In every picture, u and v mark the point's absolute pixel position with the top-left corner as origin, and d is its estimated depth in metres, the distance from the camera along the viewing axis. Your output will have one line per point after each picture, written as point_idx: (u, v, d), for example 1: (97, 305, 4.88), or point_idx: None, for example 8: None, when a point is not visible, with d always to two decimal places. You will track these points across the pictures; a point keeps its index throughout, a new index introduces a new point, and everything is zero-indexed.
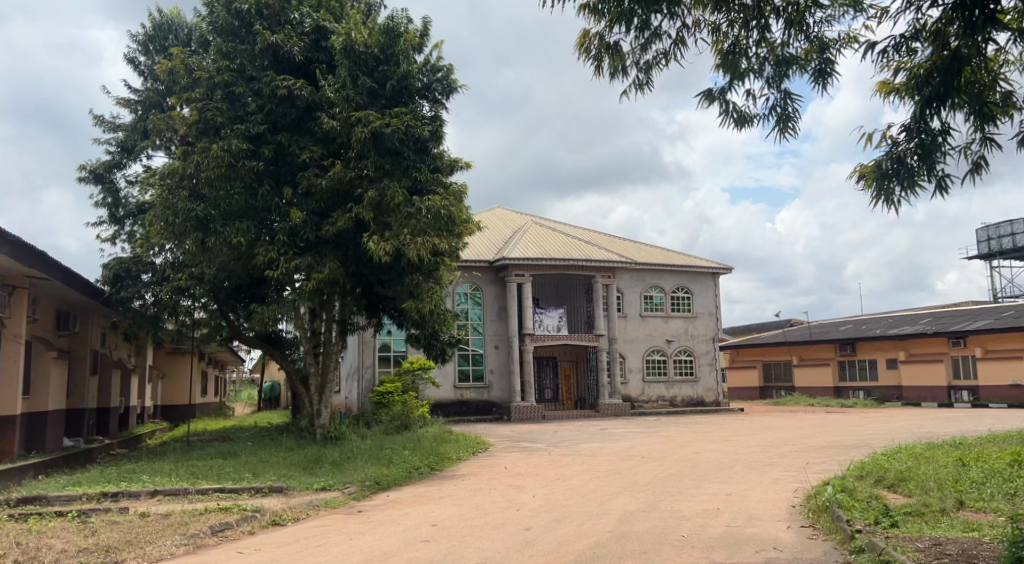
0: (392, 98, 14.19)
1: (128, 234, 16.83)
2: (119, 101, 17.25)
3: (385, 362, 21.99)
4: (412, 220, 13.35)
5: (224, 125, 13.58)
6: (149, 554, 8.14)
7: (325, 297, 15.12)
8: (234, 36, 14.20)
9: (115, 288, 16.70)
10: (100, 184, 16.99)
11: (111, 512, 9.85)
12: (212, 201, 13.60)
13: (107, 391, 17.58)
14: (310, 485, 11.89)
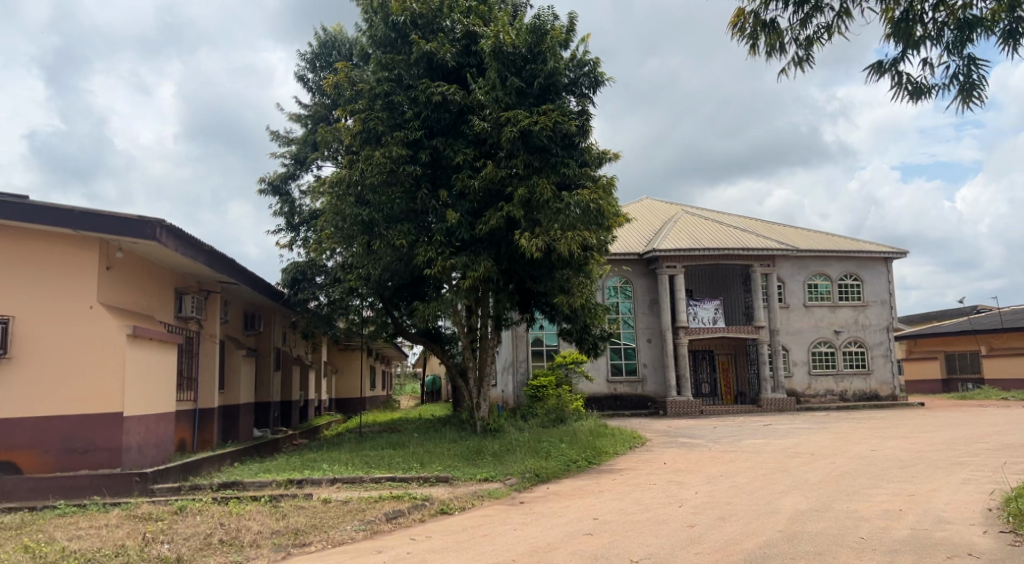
0: (540, 96, 14.36)
1: (303, 240, 18.01)
2: (291, 116, 18.50)
3: (538, 357, 22.28)
4: (561, 216, 13.47)
5: (385, 132, 14.21)
6: (333, 538, 8.75)
7: (481, 295, 15.48)
8: (392, 47, 14.88)
9: (293, 290, 18.06)
10: (278, 195, 18.30)
11: (297, 497, 10.64)
12: (376, 206, 14.36)
13: (288, 386, 18.97)
14: (474, 476, 12.31)
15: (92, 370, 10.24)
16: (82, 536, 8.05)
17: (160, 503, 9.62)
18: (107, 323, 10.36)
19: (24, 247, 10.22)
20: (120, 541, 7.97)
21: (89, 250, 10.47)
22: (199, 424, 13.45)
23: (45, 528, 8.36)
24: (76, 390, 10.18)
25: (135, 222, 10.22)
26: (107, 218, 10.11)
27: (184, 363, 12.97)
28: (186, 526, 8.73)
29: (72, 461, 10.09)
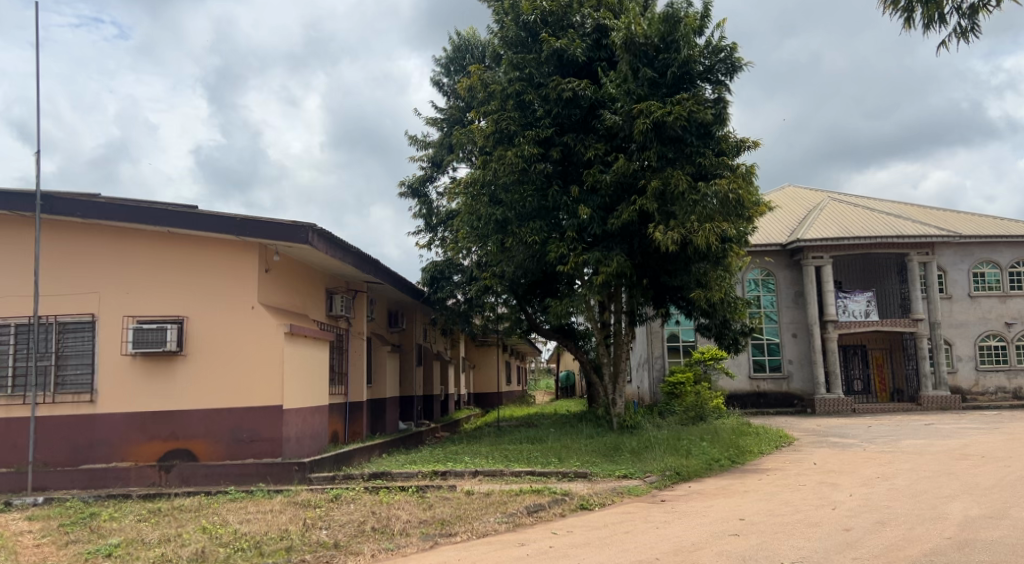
0: (673, 86, 14.07)
1: (441, 240, 18.51)
2: (428, 120, 19.02)
3: (675, 353, 21.85)
4: (698, 207, 13.19)
5: (517, 131, 14.32)
6: (477, 529, 8.93)
7: (614, 290, 15.34)
8: (523, 47, 14.93)
9: (432, 289, 18.47)
10: (416, 198, 18.88)
11: (442, 489, 10.94)
12: (509, 205, 14.52)
13: (429, 381, 19.55)
14: (613, 472, 12.25)
15: (255, 366, 10.93)
16: (251, 520, 8.61)
17: (318, 491, 10.14)
18: (267, 322, 11.00)
19: (195, 254, 11.13)
20: (284, 526, 8.45)
21: (250, 254, 11.12)
22: (350, 417, 14.09)
23: (218, 511, 9.01)
24: (242, 384, 10.90)
25: (288, 227, 10.73)
26: (264, 224, 10.71)
27: (335, 359, 13.63)
28: (342, 514, 9.16)
29: (240, 451, 10.79)
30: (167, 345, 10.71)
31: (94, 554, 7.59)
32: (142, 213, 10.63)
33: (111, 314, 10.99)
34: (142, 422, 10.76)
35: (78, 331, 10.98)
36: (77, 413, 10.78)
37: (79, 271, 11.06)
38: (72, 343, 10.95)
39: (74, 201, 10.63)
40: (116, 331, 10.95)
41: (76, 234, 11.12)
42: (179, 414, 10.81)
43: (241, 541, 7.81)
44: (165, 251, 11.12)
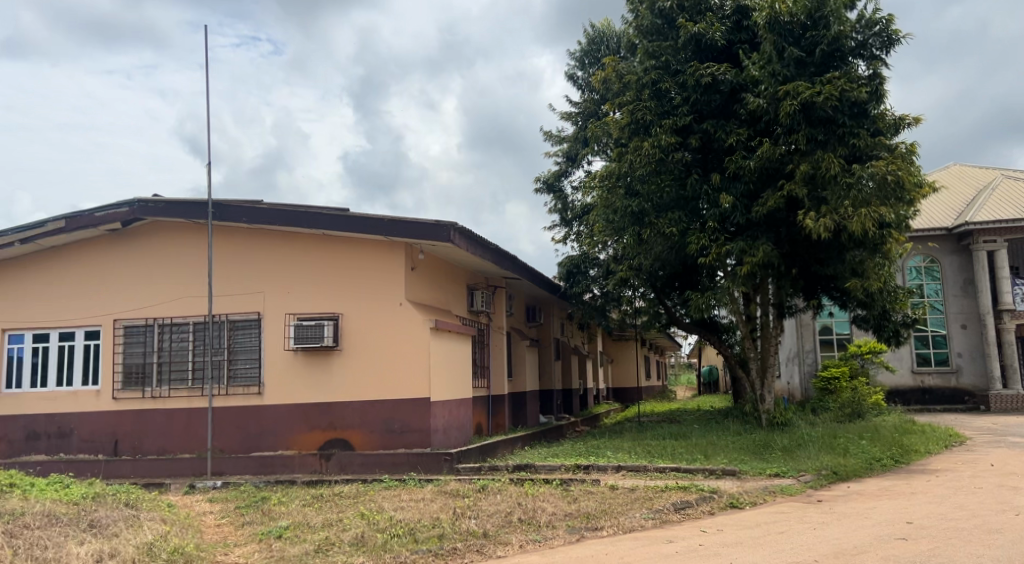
0: (822, 64, 13.34)
1: (576, 234, 18.42)
2: (562, 115, 18.97)
3: (828, 347, 20.86)
4: (853, 191, 12.48)
5: (654, 121, 14.02)
6: (623, 524, 8.79)
7: (760, 282, 14.75)
8: (659, 35, 14.60)
9: (569, 283, 18.51)
10: (552, 193, 18.87)
11: (586, 482, 10.86)
12: (646, 196, 14.23)
13: (569, 375, 19.54)
14: (763, 470, 11.78)
15: (404, 360, 11.27)
16: (404, 507, 8.86)
17: (465, 481, 10.31)
18: (414, 318, 11.31)
19: (348, 254, 11.58)
20: (436, 514, 8.63)
21: (397, 253, 11.46)
22: (493, 410, 14.27)
23: (374, 498, 9.34)
24: (393, 377, 11.26)
25: (431, 227, 10.96)
26: (410, 225, 10.99)
27: (477, 354, 13.84)
28: (489, 504, 9.25)
29: (392, 441, 11.16)
30: (324, 341, 11.20)
31: (266, 535, 8.05)
32: (299, 217, 11.15)
33: (273, 311, 11.62)
34: (304, 413, 11.34)
35: (246, 328, 11.68)
36: (248, 404, 11.48)
37: (245, 272, 11.75)
38: (241, 338, 11.67)
39: (241, 207, 11.30)
40: (279, 327, 11.58)
41: (242, 238, 11.82)
42: (337, 405, 11.31)
43: (396, 528, 8.04)
44: (321, 252, 11.63)
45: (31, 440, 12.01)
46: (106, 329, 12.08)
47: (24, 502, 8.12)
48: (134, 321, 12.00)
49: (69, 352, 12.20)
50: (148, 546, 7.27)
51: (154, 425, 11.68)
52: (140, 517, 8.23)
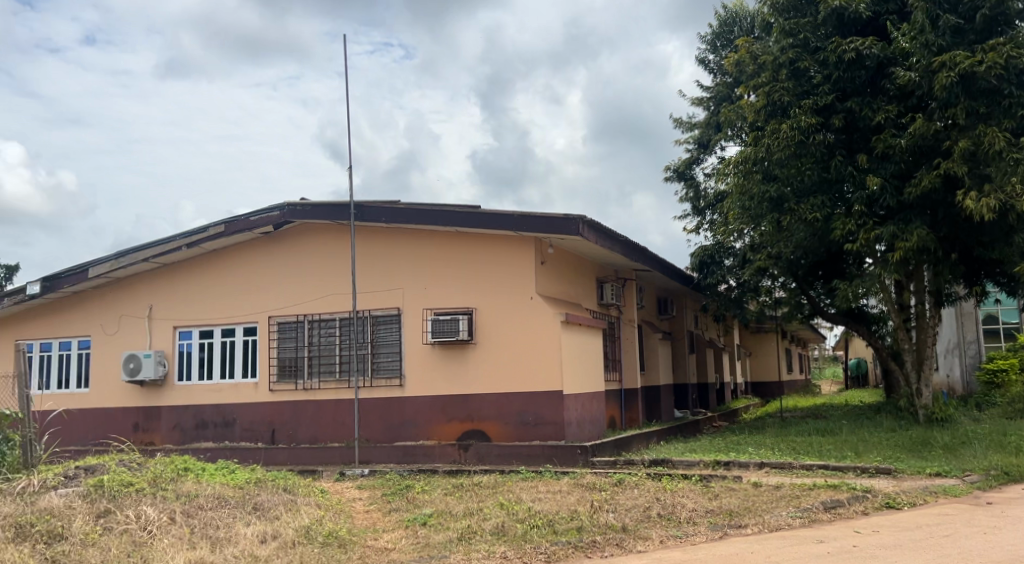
0: (983, 31, 12.30)
1: (710, 223, 17.89)
2: (693, 101, 18.42)
3: (993, 337, 19.28)
4: (1022, 166, 11.43)
5: (793, 102, 13.32)
6: (769, 523, 8.40)
7: (914, 268, 13.80)
8: (796, 11, 13.88)
9: (702, 274, 17.74)
10: (683, 181, 18.36)
11: (727, 479, 10.48)
12: (785, 180, 13.55)
13: (705, 369, 19.02)
14: (923, 469, 11.00)
15: (536, 353, 11.26)
16: (542, 499, 8.83)
17: (602, 474, 10.17)
18: (546, 311, 11.28)
19: (482, 249, 11.68)
20: (574, 506, 8.55)
21: (529, 248, 11.46)
22: (626, 403, 14.07)
23: (513, 489, 9.36)
24: (527, 371, 11.28)
25: (561, 220, 10.86)
26: (540, 219, 10.90)
27: (608, 347, 13.66)
28: (627, 498, 9.06)
29: (527, 433, 11.19)
30: (460, 334, 11.36)
31: (412, 522, 8.23)
32: (435, 214, 11.33)
33: (412, 307, 11.89)
34: (443, 404, 11.56)
35: (388, 323, 12.01)
36: (390, 396, 11.82)
37: (385, 269, 12.08)
38: (383, 333, 12.01)
39: (381, 207, 11.60)
40: (416, 322, 11.84)
41: (381, 236, 12.14)
42: (474, 398, 11.46)
43: (535, 519, 8.01)
44: (457, 248, 11.78)
45: (200, 429, 12.86)
46: (262, 326, 12.74)
47: (196, 485, 8.67)
48: (286, 317, 12.58)
49: (230, 348, 12.96)
50: (305, 530, 7.58)
51: (307, 415, 12.24)
52: (298, 502, 8.62)
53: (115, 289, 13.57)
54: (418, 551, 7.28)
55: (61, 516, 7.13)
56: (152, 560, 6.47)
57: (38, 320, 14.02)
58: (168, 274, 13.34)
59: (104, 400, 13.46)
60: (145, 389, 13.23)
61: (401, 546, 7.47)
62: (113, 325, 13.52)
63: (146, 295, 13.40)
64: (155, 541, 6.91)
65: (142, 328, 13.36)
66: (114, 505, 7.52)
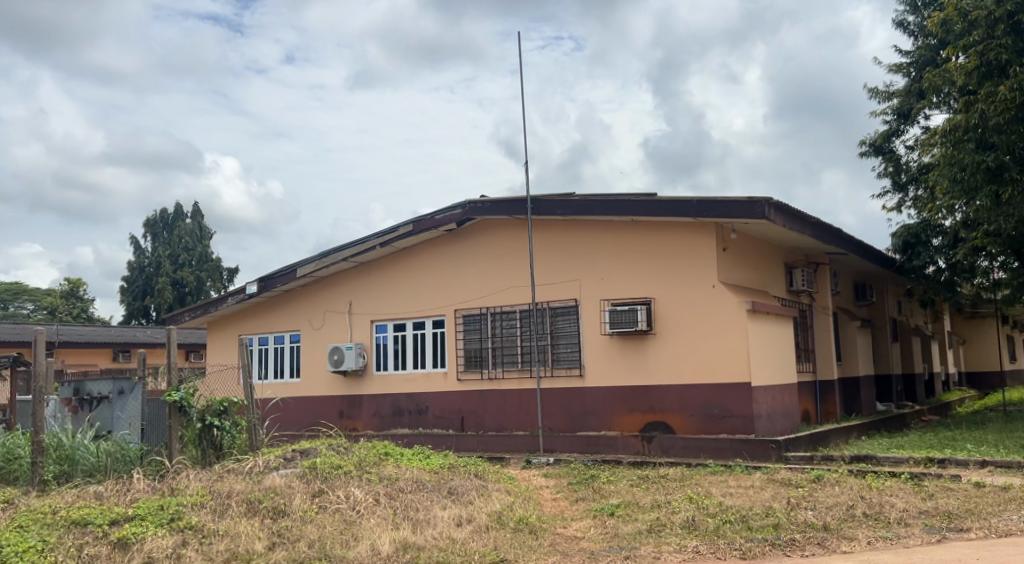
0: None
1: (914, 200, 16.54)
2: (891, 68, 17.07)
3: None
4: None
5: (1012, 60, 11.98)
6: (996, 527, 7.61)
7: None
8: None
9: (907, 255, 16.33)
10: (882, 156, 17.07)
11: (943, 478, 9.62)
12: (1004, 147, 12.21)
13: (910, 358, 17.63)
14: None
15: (722, 344, 10.91)
16: (734, 494, 8.52)
17: (797, 470, 9.66)
18: (731, 300, 10.88)
19: (661, 238, 11.44)
20: (768, 502, 8.19)
21: (709, 234, 11.11)
22: (822, 395, 13.31)
23: (701, 482, 9.11)
24: (711, 363, 10.95)
25: (744, 204, 10.42)
26: (722, 204, 10.51)
27: (799, 336, 12.98)
28: (827, 496, 8.54)
29: (713, 426, 10.86)
30: (639, 325, 11.20)
31: (599, 511, 8.22)
32: (611, 205, 11.23)
33: (591, 299, 11.85)
34: (624, 396, 11.47)
35: (566, 314, 12.07)
36: (571, 386, 11.90)
37: (562, 260, 12.11)
38: (562, 324, 12.09)
39: (556, 201, 11.63)
40: (595, 313, 11.80)
41: (556, 228, 12.18)
42: (656, 389, 11.28)
43: (728, 514, 7.75)
44: (635, 238, 11.61)
45: (396, 416, 13.57)
46: (449, 319, 13.21)
47: (397, 469, 9.17)
48: (471, 311, 12.96)
49: (421, 340, 13.55)
50: (498, 515, 7.78)
51: (493, 404, 12.57)
52: (489, 487, 8.87)
53: (318, 287, 14.58)
54: (608, 541, 7.26)
55: (283, 494, 7.75)
56: (362, 538, 6.90)
57: (254, 317, 15.35)
58: (364, 272, 14.14)
59: (312, 389, 14.53)
60: (348, 379, 14.14)
61: (591, 535, 7.48)
62: (318, 319, 14.55)
63: (345, 292, 14.29)
64: (363, 520, 7.34)
65: (343, 322, 14.27)
66: (327, 486, 8.08)
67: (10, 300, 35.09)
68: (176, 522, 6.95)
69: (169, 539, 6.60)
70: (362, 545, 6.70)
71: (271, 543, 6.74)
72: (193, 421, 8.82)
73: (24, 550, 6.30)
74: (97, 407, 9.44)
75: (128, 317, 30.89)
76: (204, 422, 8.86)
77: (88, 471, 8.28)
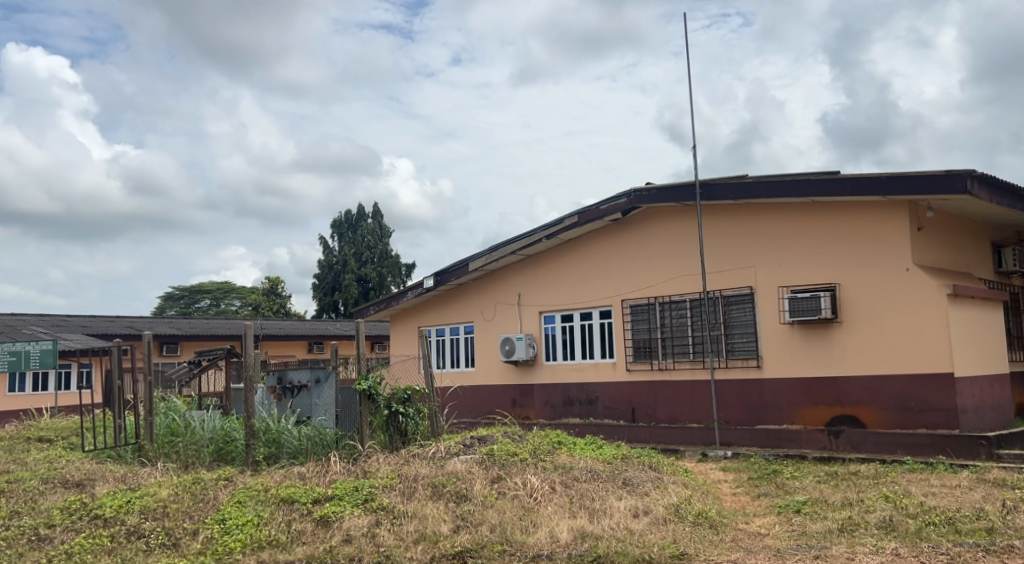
0: None
1: None
2: None
3: None
4: None
5: None
6: None
7: None
8: None
9: None
10: None
11: None
12: None
13: None
14: None
15: (919, 332, 10.17)
16: (937, 494, 7.92)
17: (1013, 470, 8.79)
18: (928, 284, 10.10)
19: (844, 218, 10.78)
20: (978, 504, 7.54)
21: (901, 213, 10.35)
22: None
23: (898, 480, 8.54)
24: (905, 352, 10.25)
25: (942, 178, 9.63)
26: (913, 180, 9.77)
27: (1010, 322, 11.82)
28: None
29: (909, 420, 10.15)
30: (822, 313, 10.66)
31: (784, 508, 7.91)
32: (787, 187, 10.73)
33: (768, 286, 11.38)
34: (808, 388, 10.96)
35: (741, 303, 11.66)
36: (748, 377, 11.51)
37: (736, 247, 11.70)
38: (737, 314, 11.70)
39: (726, 185, 11.26)
40: (773, 301, 11.33)
41: (728, 213, 11.77)
42: (844, 380, 10.69)
43: (931, 515, 7.21)
44: (814, 220, 11.01)
45: (567, 406, 13.69)
46: (617, 309, 13.13)
47: (571, 458, 9.25)
48: (639, 301, 12.82)
49: (589, 330, 13.58)
50: (675, 507, 7.67)
51: (666, 394, 12.39)
52: (665, 480, 8.76)
53: (489, 279, 14.95)
54: (794, 539, 6.97)
55: (464, 479, 8.03)
56: (542, 525, 7.03)
57: (430, 310, 15.99)
58: (532, 263, 14.33)
59: (487, 379, 14.95)
60: (520, 368, 14.42)
61: (776, 532, 7.21)
62: (490, 311, 14.93)
63: (516, 284, 14.55)
64: (541, 508, 7.47)
65: (514, 314, 14.55)
66: (505, 472, 8.29)
67: (221, 298, 38.54)
68: (370, 502, 7.37)
69: (364, 518, 7.02)
70: (541, 532, 6.83)
71: (456, 526, 7.00)
72: (381, 408, 9.34)
73: (242, 523, 6.93)
74: (298, 395, 10.08)
75: (319, 312, 33.26)
76: (390, 409, 9.37)
77: (293, 453, 9.02)
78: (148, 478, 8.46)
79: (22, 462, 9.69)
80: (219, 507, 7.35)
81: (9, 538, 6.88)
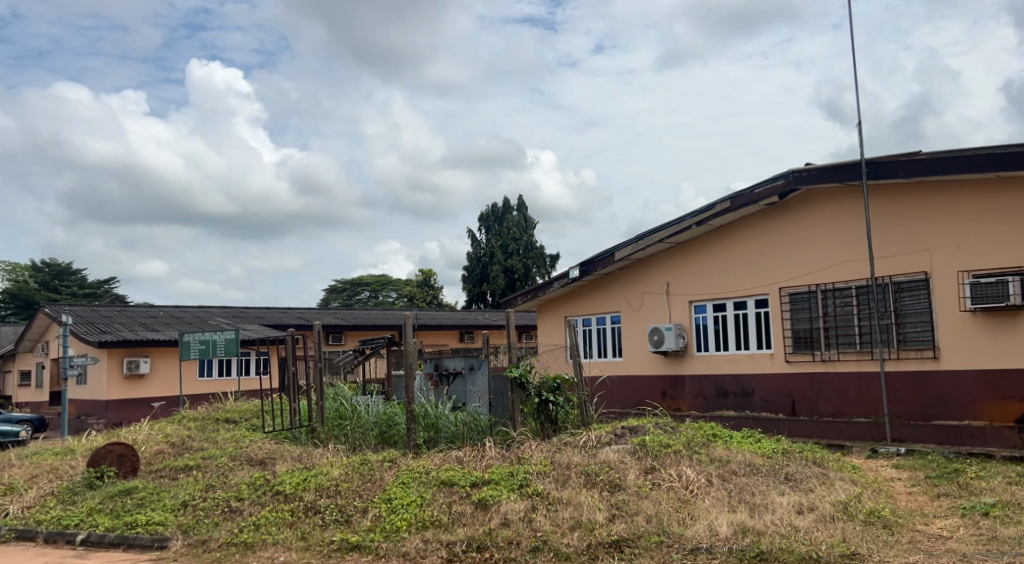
0: None
1: None
2: None
3: None
4: None
5: None
6: None
7: None
8: None
9: None
10: None
11: None
12: None
13: None
14: None
15: None
16: None
17: None
18: None
19: None
20: None
21: None
22: None
23: None
24: None
25: None
26: None
27: None
28: None
29: None
30: (1011, 300, 9.82)
31: (970, 510, 7.31)
32: (967, 163, 9.89)
33: (945, 271, 10.56)
34: (993, 381, 10.11)
35: (914, 290, 10.88)
36: (923, 369, 10.72)
37: (908, 228, 10.92)
38: (908, 301, 10.94)
39: (896, 163, 10.52)
40: (952, 287, 10.50)
41: (897, 193, 11.00)
42: None
43: None
44: (999, 198, 10.12)
45: (721, 397, 13.30)
46: (773, 298, 12.61)
47: (727, 451, 8.98)
48: (799, 290, 12.25)
49: (744, 319, 13.13)
50: (844, 505, 7.27)
51: (828, 387, 11.77)
52: (832, 476, 8.31)
53: (637, 268, 14.73)
54: (983, 544, 6.43)
55: (618, 468, 7.97)
56: (700, 518, 6.87)
57: (578, 300, 15.95)
58: (682, 251, 13.99)
59: (636, 369, 14.76)
60: (671, 358, 14.14)
61: (961, 535, 6.68)
62: (637, 301, 14.73)
63: (665, 272, 14.26)
64: (698, 501, 7.29)
65: (663, 303, 14.28)
66: (659, 463, 8.14)
67: (379, 291, 40.35)
68: (526, 488, 7.46)
69: (521, 503, 7.11)
70: (700, 525, 6.66)
71: (611, 515, 6.95)
72: (532, 396, 9.40)
73: (407, 503, 7.19)
74: (454, 381, 10.31)
75: (470, 303, 34.12)
76: (542, 396, 9.40)
77: (450, 438, 9.28)
78: (321, 458, 8.97)
79: (212, 440, 10.53)
80: (385, 487, 7.67)
81: (205, 508, 7.51)
